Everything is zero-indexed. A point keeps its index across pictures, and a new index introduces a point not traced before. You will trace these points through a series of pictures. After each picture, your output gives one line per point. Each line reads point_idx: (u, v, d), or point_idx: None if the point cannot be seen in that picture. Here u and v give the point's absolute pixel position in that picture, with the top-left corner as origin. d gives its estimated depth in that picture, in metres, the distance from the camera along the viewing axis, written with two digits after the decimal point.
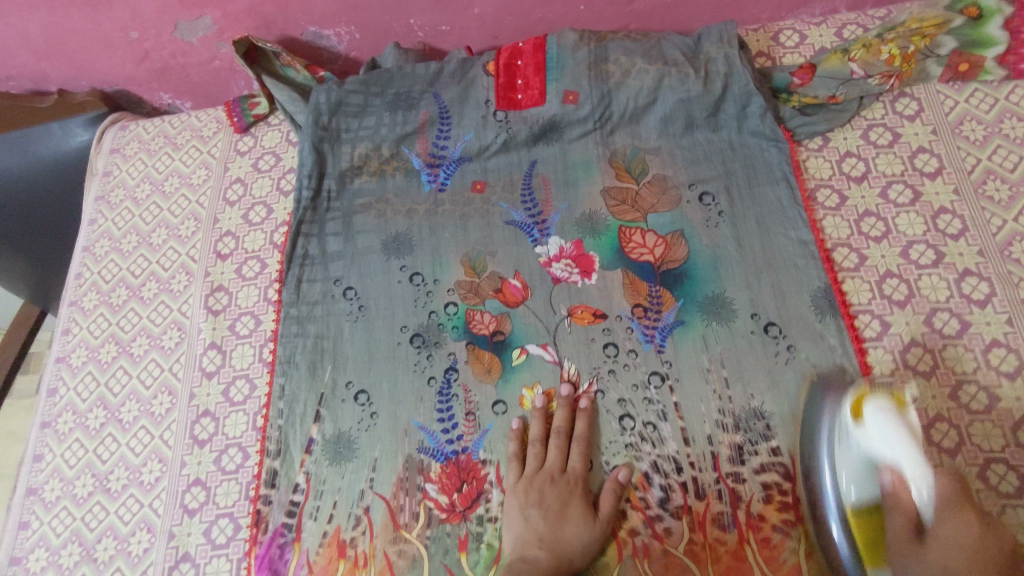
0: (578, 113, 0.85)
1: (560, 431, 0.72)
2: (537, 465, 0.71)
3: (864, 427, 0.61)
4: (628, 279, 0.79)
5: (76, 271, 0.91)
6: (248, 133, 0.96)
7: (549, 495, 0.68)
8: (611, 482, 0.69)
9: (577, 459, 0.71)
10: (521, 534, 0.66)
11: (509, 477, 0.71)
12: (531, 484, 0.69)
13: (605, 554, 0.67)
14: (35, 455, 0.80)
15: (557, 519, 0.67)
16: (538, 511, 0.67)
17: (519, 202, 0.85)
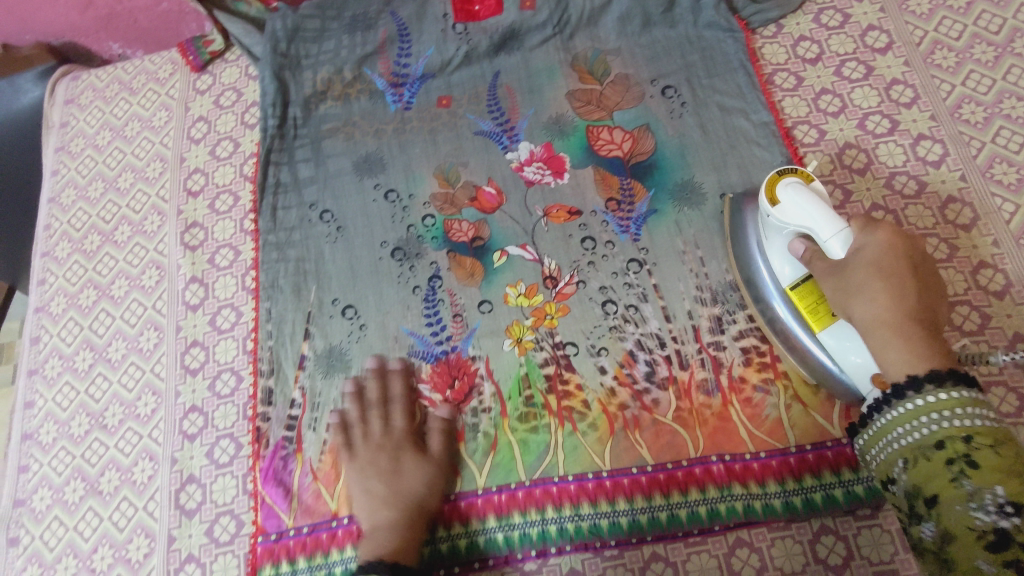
0: (536, 19, 0.86)
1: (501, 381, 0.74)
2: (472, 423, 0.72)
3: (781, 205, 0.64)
4: (599, 175, 0.81)
5: (44, 222, 0.90)
6: (205, 71, 0.94)
7: (382, 460, 0.68)
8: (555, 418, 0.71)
9: (558, 345, 0.75)
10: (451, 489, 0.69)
11: (373, 433, 0.70)
12: (384, 442, 0.69)
13: (597, 429, 0.71)
14: (26, 401, 0.80)
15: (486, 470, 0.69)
16: (375, 479, 0.67)
17: (485, 112, 0.86)
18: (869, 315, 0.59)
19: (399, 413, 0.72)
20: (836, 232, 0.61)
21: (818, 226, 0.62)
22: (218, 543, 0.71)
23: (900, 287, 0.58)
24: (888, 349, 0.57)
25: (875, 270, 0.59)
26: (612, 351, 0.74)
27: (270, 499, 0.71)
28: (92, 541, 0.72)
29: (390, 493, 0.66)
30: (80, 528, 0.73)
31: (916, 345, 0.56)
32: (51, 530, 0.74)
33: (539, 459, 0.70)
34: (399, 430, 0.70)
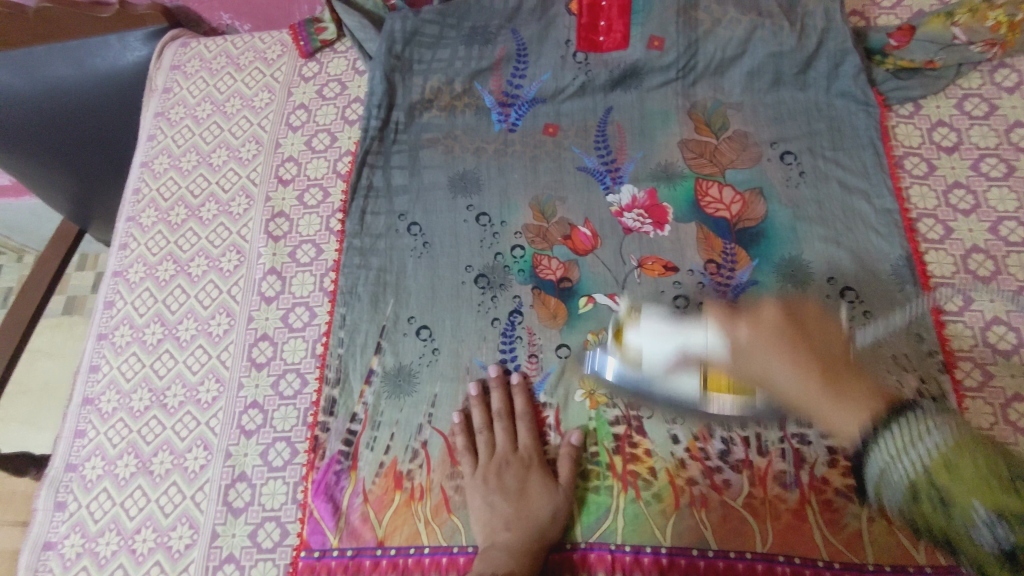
0: (662, 60, 0.82)
1: (524, 414, 0.72)
2: (489, 452, 0.70)
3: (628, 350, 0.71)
4: (702, 233, 0.77)
5: (134, 186, 0.90)
6: (313, 58, 0.93)
7: (509, 477, 0.68)
8: (565, 447, 0.70)
9: (624, 402, 0.72)
10: (487, 520, 0.66)
11: (481, 453, 0.70)
12: (509, 456, 0.70)
13: (661, 501, 0.67)
14: (91, 365, 0.81)
15: (519, 498, 0.67)
16: (500, 496, 0.67)
17: (592, 147, 0.82)
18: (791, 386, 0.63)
19: (522, 430, 0.71)
20: (705, 336, 0.67)
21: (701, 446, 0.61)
22: (260, 549, 0.69)
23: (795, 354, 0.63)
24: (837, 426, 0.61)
25: (768, 338, 0.65)
26: (688, 420, 0.70)
27: (318, 514, 0.69)
28: (136, 520, 0.72)
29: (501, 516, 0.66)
30: (126, 506, 0.73)
31: (841, 401, 0.61)
32: (99, 501, 0.74)
33: (597, 519, 0.67)
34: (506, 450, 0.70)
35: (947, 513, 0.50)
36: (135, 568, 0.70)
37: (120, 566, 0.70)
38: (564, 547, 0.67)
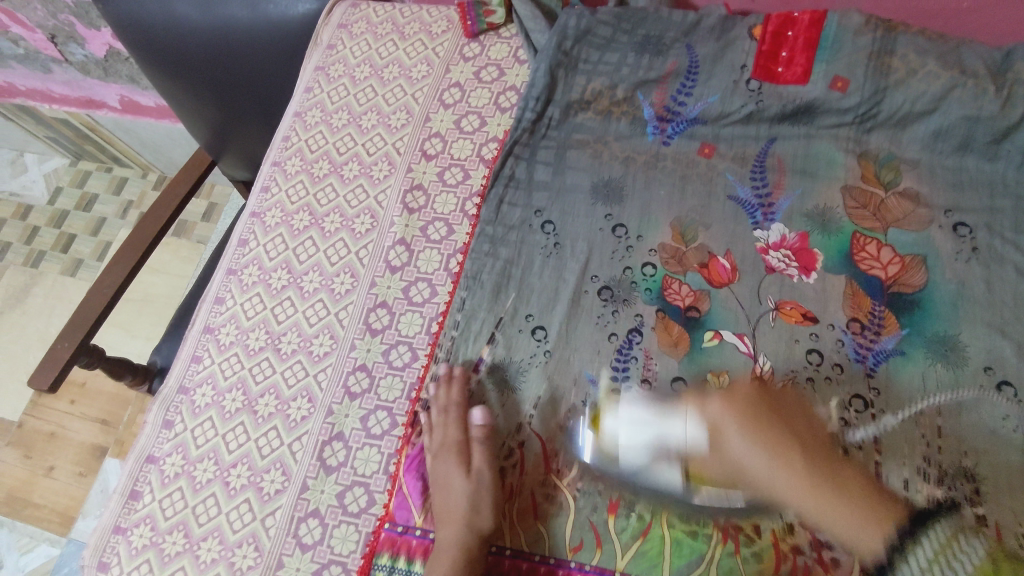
0: (842, 103, 0.77)
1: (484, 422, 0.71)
2: (468, 451, 0.69)
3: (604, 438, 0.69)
4: (851, 289, 0.72)
5: (284, 133, 0.93)
6: (476, 39, 0.93)
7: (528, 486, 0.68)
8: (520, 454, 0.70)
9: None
10: (444, 525, 0.65)
11: (438, 455, 0.69)
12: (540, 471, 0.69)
13: (761, 562, 0.62)
14: (217, 296, 0.84)
15: (472, 503, 0.66)
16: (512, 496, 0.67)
17: (748, 178, 0.79)
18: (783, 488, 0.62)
19: (482, 438, 0.70)
20: (684, 427, 0.67)
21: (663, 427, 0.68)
22: (345, 511, 0.70)
23: (786, 450, 0.63)
24: (864, 545, 0.59)
25: (739, 417, 0.65)
26: None
27: (407, 489, 0.70)
28: (234, 455, 0.75)
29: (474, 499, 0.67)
30: (227, 439, 0.76)
31: (841, 498, 0.60)
32: (203, 428, 0.77)
33: (688, 563, 0.63)
34: (454, 440, 0.69)
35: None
36: (226, 500, 0.73)
37: (213, 495, 0.73)
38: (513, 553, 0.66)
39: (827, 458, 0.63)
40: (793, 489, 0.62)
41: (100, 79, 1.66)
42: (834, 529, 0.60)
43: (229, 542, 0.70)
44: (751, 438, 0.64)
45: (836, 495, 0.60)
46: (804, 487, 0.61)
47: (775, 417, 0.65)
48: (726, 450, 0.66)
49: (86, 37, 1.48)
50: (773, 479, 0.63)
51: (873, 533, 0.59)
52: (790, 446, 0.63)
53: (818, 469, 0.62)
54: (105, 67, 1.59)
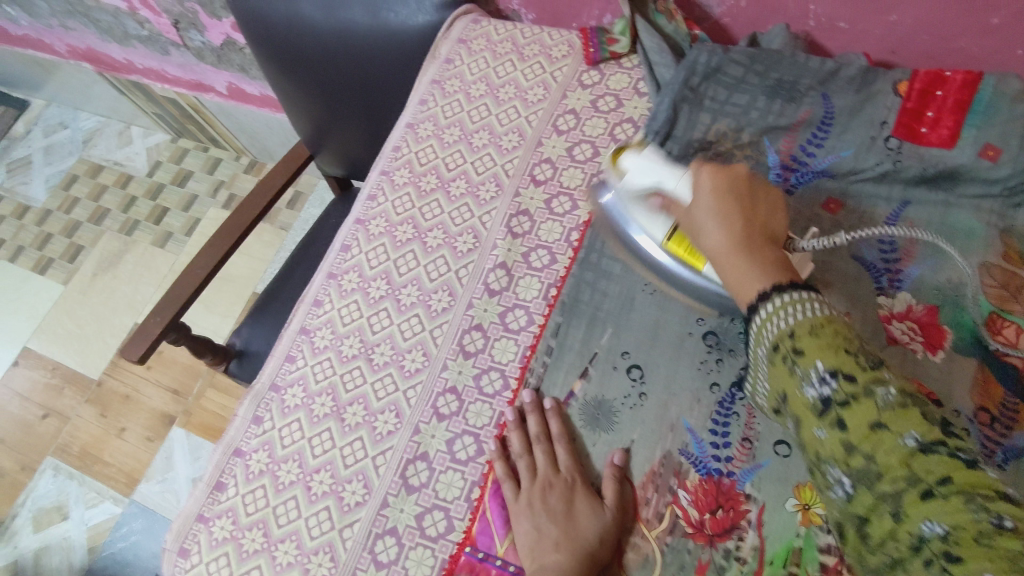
0: (991, 173, 0.72)
1: (559, 438, 0.70)
2: (546, 465, 0.69)
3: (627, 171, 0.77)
4: (982, 375, 0.66)
5: (396, 143, 0.94)
6: (597, 67, 0.92)
7: (553, 501, 0.67)
8: (609, 466, 0.68)
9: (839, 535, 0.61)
10: (533, 544, 0.65)
11: (521, 478, 0.69)
12: (553, 479, 0.68)
13: None
14: (316, 299, 0.85)
15: (567, 518, 0.65)
16: (547, 519, 0.66)
17: (875, 239, 0.74)
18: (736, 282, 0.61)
19: (563, 453, 0.70)
20: (681, 180, 0.72)
21: (669, 178, 0.73)
22: (423, 534, 0.69)
23: (726, 216, 0.64)
24: (747, 291, 0.58)
25: (704, 210, 0.66)
26: None
27: (490, 516, 0.69)
28: (318, 461, 0.75)
29: (563, 539, 0.64)
30: (312, 443, 0.76)
31: (761, 267, 0.58)
32: (290, 429, 0.78)
33: None
34: (545, 466, 0.69)
35: (793, 366, 0.51)
36: (306, 504, 0.73)
37: (294, 497, 0.74)
38: None
39: (761, 241, 0.61)
40: (722, 251, 0.63)
41: (213, 65, 1.73)
42: (741, 284, 0.60)
43: (305, 548, 0.71)
44: (713, 207, 0.65)
45: (745, 259, 0.60)
46: (729, 245, 0.62)
47: (747, 204, 0.65)
48: (710, 234, 0.65)
49: (207, 25, 1.54)
50: (724, 245, 0.63)
51: (763, 279, 0.58)
52: (739, 229, 0.62)
53: (756, 262, 0.59)
54: (219, 55, 1.66)
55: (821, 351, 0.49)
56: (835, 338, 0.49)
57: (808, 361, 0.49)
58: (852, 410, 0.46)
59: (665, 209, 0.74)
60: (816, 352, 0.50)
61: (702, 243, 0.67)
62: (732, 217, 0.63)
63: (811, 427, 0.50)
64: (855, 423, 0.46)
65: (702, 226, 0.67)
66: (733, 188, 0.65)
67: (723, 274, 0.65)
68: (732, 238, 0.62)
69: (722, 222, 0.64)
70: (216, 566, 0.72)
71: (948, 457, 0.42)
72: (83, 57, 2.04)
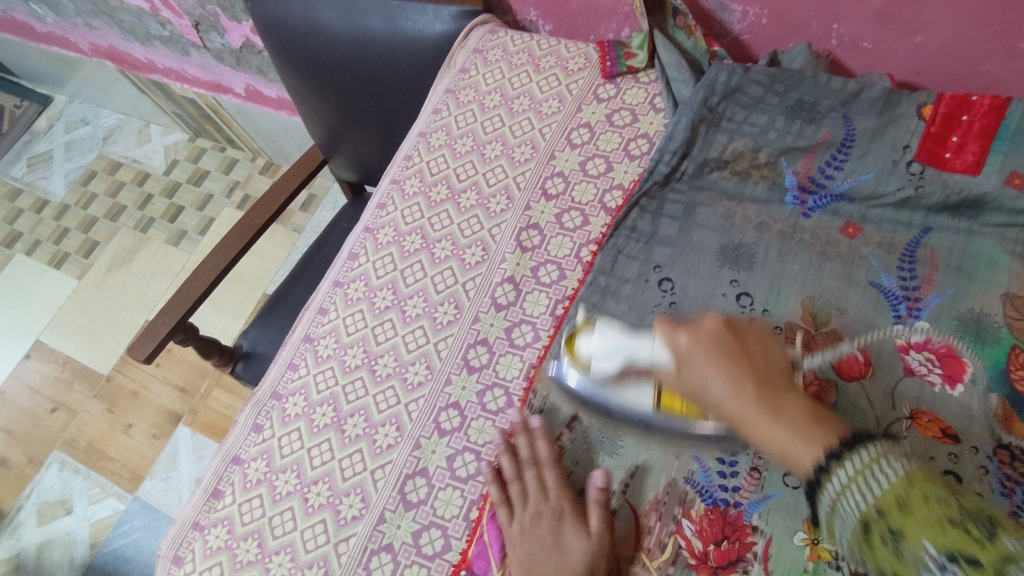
0: (1017, 202, 0.69)
1: (548, 461, 0.68)
2: (536, 488, 0.67)
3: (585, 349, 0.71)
4: (1003, 411, 0.64)
5: (408, 152, 0.93)
6: (613, 81, 0.90)
7: (543, 531, 0.64)
8: (595, 491, 0.66)
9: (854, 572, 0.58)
10: (528, 568, 0.62)
11: (513, 503, 0.67)
12: (542, 506, 0.66)
13: None
14: (321, 307, 0.84)
15: (556, 546, 0.63)
16: (538, 547, 0.63)
17: (894, 266, 0.72)
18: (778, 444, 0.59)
19: (551, 478, 0.68)
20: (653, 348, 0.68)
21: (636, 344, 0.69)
22: (419, 552, 0.68)
23: (733, 373, 0.62)
24: (799, 463, 0.58)
25: (698, 356, 0.64)
26: None
27: (487, 539, 0.67)
28: (316, 472, 0.74)
29: (556, 572, 0.61)
30: (311, 454, 0.75)
31: (781, 419, 0.59)
32: (290, 438, 0.77)
33: None
34: (533, 491, 0.67)
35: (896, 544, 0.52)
36: (302, 516, 0.72)
37: (290, 509, 0.73)
38: None
39: (779, 381, 0.63)
40: (730, 400, 0.62)
41: (232, 67, 1.74)
42: (776, 445, 0.59)
43: (300, 561, 0.70)
44: (711, 358, 0.63)
45: (771, 419, 0.60)
46: (744, 408, 0.61)
47: (740, 352, 0.64)
48: (689, 381, 0.64)
49: (227, 28, 1.54)
50: (732, 404, 0.62)
51: (802, 444, 0.58)
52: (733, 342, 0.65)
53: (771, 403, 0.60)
54: (238, 57, 1.66)
55: (929, 530, 0.50)
56: (922, 498, 0.52)
57: (918, 544, 0.50)
58: (959, 565, 0.48)
59: (640, 377, 0.69)
60: (916, 524, 0.51)
61: (707, 396, 0.63)
62: (741, 374, 0.62)
63: (910, 570, 0.50)
64: (946, 554, 0.49)
65: (695, 376, 0.64)
66: (722, 342, 0.64)
67: (729, 422, 0.64)
68: (735, 386, 0.62)
69: (726, 379, 0.62)
70: None
71: (1021, 570, 0.47)
72: (106, 55, 2.06)
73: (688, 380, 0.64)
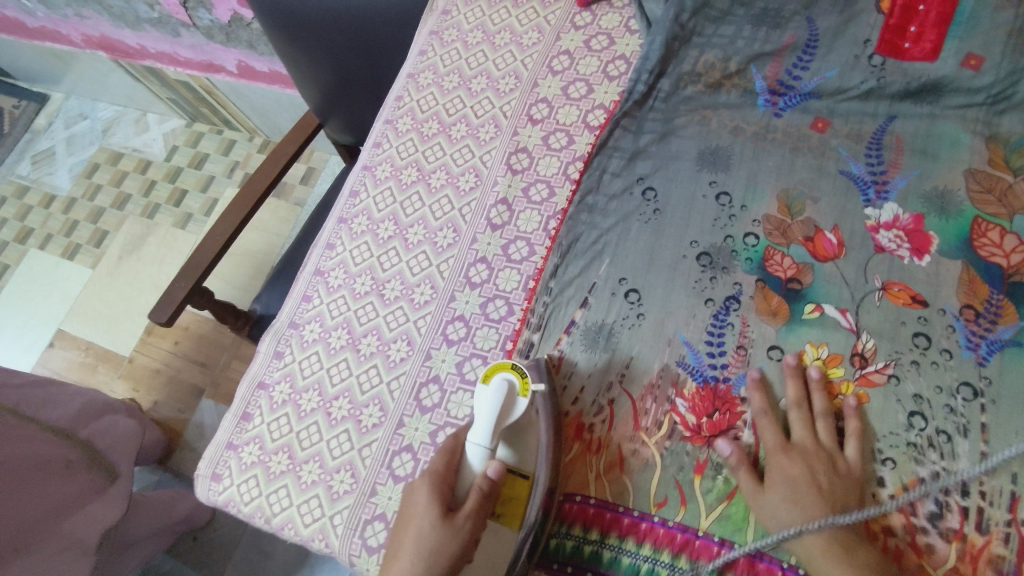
0: (974, 82, 0.75)
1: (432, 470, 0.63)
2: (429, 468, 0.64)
3: (486, 389, 0.64)
4: (967, 275, 0.69)
5: (398, 93, 0.98)
6: (588, 9, 0.95)
7: (416, 496, 0.63)
8: (449, 454, 0.65)
9: (853, 449, 0.63)
10: (422, 482, 0.63)
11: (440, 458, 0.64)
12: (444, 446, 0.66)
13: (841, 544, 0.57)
14: (328, 242, 0.90)
15: (405, 517, 0.62)
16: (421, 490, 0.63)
17: (862, 154, 0.77)
18: (396, 567, 0.58)
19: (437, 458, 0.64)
20: (479, 446, 0.63)
21: (487, 422, 0.63)
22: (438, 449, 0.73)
23: (435, 525, 0.59)
24: (398, 560, 0.59)
25: (436, 513, 0.59)
26: (900, 467, 0.62)
27: None
28: (337, 388, 0.80)
29: (409, 525, 0.60)
30: (331, 373, 0.81)
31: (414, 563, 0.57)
32: (310, 361, 0.82)
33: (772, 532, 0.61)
34: (447, 444, 0.66)
35: None
36: (327, 428, 0.78)
37: (315, 423, 0.78)
38: (615, 507, 0.66)
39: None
40: (411, 524, 0.61)
41: (222, 44, 1.77)
42: (418, 544, 0.58)
43: (328, 467, 0.75)
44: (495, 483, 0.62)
45: (420, 546, 0.58)
46: (433, 545, 0.58)
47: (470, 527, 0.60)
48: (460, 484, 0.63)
49: (215, 3, 1.58)
50: (421, 526, 0.60)
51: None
52: (442, 516, 0.59)
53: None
54: (228, 32, 1.70)
55: None
56: None
57: None
58: None
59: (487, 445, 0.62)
60: None
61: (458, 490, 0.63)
62: (442, 527, 0.59)
63: None
64: None
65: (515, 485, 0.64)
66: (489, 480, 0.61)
67: (405, 538, 0.60)
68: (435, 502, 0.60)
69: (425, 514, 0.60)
70: (246, 487, 0.77)
71: None
72: (98, 45, 2.09)
73: (415, 498, 0.63)
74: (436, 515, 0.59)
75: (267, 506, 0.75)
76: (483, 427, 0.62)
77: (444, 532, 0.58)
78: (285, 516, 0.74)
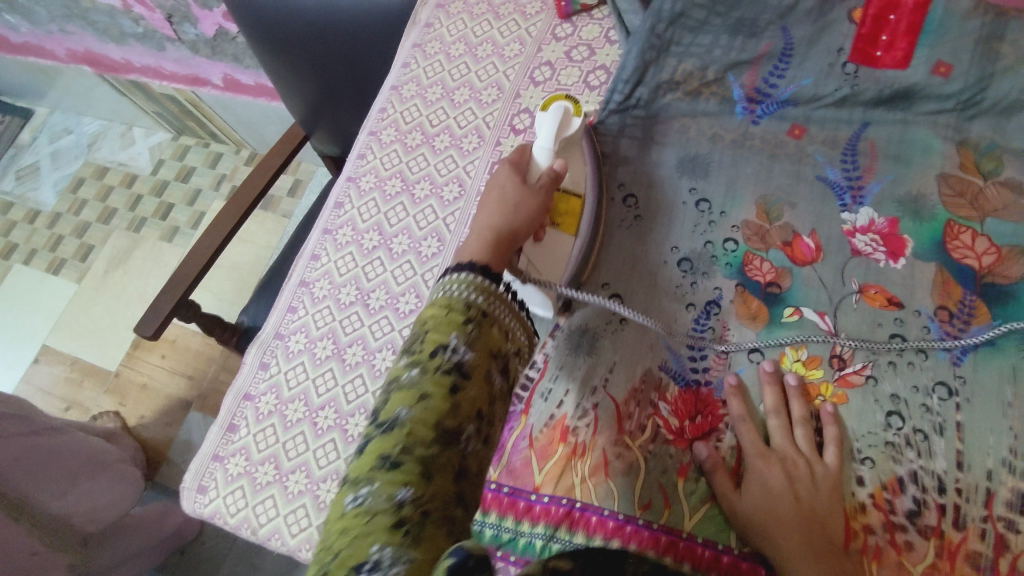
0: (944, 89, 0.76)
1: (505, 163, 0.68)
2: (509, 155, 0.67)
3: (546, 114, 0.70)
4: (941, 277, 0.70)
5: (382, 105, 0.98)
6: (569, 20, 0.97)
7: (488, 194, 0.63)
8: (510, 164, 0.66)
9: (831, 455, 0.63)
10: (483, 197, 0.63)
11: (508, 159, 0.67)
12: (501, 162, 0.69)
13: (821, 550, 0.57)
14: (314, 253, 0.90)
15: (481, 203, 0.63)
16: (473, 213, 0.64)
17: (838, 160, 0.78)
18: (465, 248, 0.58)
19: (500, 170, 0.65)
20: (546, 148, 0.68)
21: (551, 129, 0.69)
22: None
23: (513, 200, 0.62)
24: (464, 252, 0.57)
25: (520, 201, 0.62)
26: (879, 467, 0.63)
27: (484, 447, 0.73)
28: (322, 398, 0.80)
29: (489, 202, 0.62)
30: (317, 383, 0.81)
31: (483, 238, 0.58)
32: (296, 371, 0.83)
33: None
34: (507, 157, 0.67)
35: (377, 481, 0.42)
36: (313, 438, 0.78)
37: (301, 433, 0.78)
38: (599, 510, 0.66)
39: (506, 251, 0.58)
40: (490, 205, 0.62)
41: (207, 57, 1.78)
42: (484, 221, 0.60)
43: (315, 477, 0.75)
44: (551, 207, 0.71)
45: (513, 205, 0.61)
46: (506, 210, 0.61)
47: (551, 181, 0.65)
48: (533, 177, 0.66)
49: (200, 17, 1.59)
50: (487, 204, 0.62)
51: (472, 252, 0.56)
52: (519, 185, 0.63)
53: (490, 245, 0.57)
54: (213, 46, 1.70)
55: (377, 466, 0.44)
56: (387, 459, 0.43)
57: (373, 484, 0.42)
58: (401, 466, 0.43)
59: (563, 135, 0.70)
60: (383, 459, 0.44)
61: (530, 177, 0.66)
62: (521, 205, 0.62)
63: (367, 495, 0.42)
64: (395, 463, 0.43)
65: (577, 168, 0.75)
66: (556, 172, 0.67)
67: (480, 212, 0.61)
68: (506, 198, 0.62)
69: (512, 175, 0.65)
70: (232, 499, 0.77)
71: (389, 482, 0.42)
72: (82, 60, 2.09)
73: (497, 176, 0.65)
74: (516, 181, 0.64)
75: (253, 517, 0.75)
76: (546, 133, 0.68)
77: (526, 189, 0.63)
78: (272, 527, 0.74)
